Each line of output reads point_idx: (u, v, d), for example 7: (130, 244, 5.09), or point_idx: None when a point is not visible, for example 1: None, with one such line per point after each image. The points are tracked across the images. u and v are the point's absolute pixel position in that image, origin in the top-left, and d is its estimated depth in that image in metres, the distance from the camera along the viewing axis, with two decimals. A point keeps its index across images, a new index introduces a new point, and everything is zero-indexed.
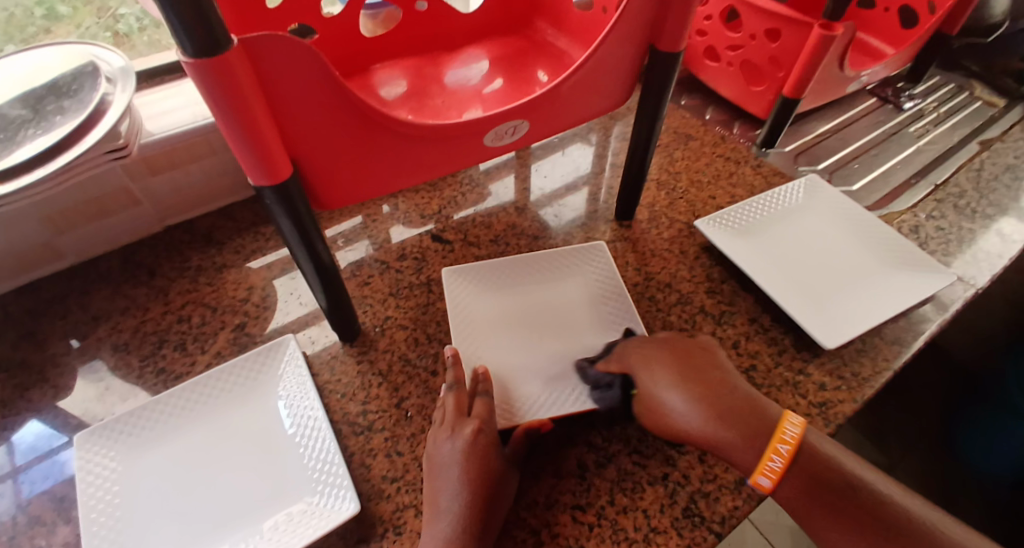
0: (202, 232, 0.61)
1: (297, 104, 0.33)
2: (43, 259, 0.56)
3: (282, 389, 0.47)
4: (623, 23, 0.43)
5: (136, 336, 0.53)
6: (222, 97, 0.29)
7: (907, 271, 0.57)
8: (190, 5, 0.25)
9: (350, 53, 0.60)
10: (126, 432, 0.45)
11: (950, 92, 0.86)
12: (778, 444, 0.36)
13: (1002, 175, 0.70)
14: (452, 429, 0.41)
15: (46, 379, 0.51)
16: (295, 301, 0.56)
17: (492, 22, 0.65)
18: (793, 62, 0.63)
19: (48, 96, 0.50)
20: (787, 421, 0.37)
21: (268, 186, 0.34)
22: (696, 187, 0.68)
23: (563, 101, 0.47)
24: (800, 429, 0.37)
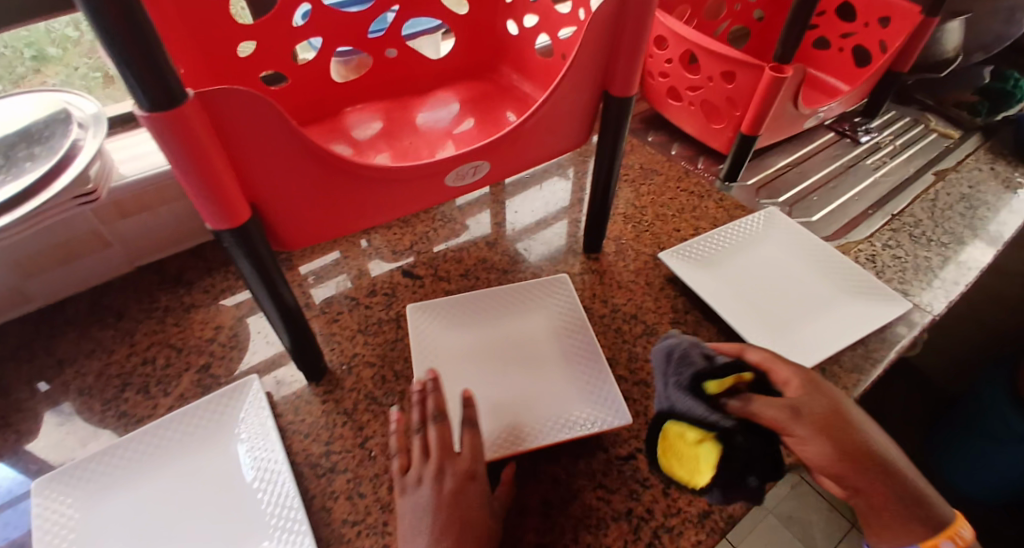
0: (172, 272, 0.61)
1: (254, 150, 0.34)
2: (10, 303, 0.56)
3: (243, 432, 0.47)
4: (576, 70, 0.46)
5: (101, 379, 0.53)
6: (178, 146, 0.30)
7: (864, 299, 0.59)
8: (147, 65, 0.26)
9: (321, 97, 0.61)
10: (85, 478, 0.45)
11: (905, 126, 0.88)
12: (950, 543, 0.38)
13: (956, 204, 0.73)
14: (417, 482, 0.40)
15: (7, 425, 0.50)
16: (263, 340, 0.56)
17: (461, 66, 0.68)
18: (748, 102, 0.66)
19: (19, 142, 0.51)
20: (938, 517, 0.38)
21: (227, 230, 0.35)
22: (661, 220, 0.70)
23: (522, 142, 0.49)
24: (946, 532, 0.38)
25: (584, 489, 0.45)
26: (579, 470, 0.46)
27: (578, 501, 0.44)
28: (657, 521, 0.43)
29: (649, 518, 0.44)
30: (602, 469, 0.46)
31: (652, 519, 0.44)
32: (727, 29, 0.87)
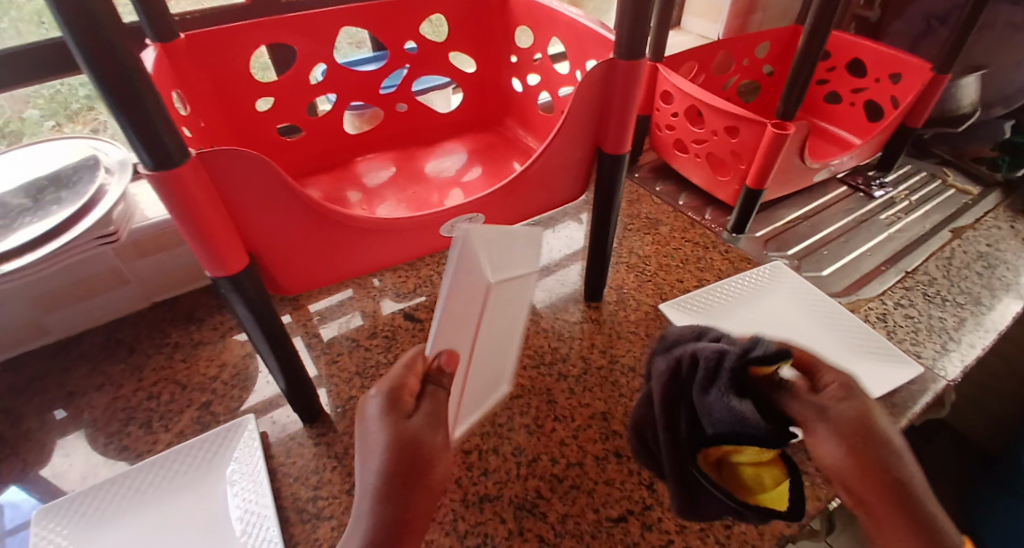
0: (185, 309, 0.64)
1: (253, 202, 0.36)
2: (31, 335, 0.59)
3: (233, 474, 0.47)
4: (569, 129, 0.47)
5: (107, 412, 0.54)
6: (178, 199, 0.31)
7: (873, 358, 0.57)
8: (149, 132, 0.29)
9: (335, 147, 0.65)
10: (81, 512, 0.46)
11: (921, 182, 0.86)
12: None
13: (974, 263, 0.71)
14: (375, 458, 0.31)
15: (14, 455, 0.52)
16: (264, 379, 0.57)
17: (470, 119, 0.71)
18: (752, 156, 0.67)
19: (49, 186, 0.55)
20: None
21: (223, 277, 0.36)
22: (665, 270, 0.70)
23: (517, 194, 0.50)
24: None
25: None
26: (567, 530, 0.45)
27: None
28: None
29: None
30: (591, 530, 0.45)
31: None
32: (736, 83, 0.88)
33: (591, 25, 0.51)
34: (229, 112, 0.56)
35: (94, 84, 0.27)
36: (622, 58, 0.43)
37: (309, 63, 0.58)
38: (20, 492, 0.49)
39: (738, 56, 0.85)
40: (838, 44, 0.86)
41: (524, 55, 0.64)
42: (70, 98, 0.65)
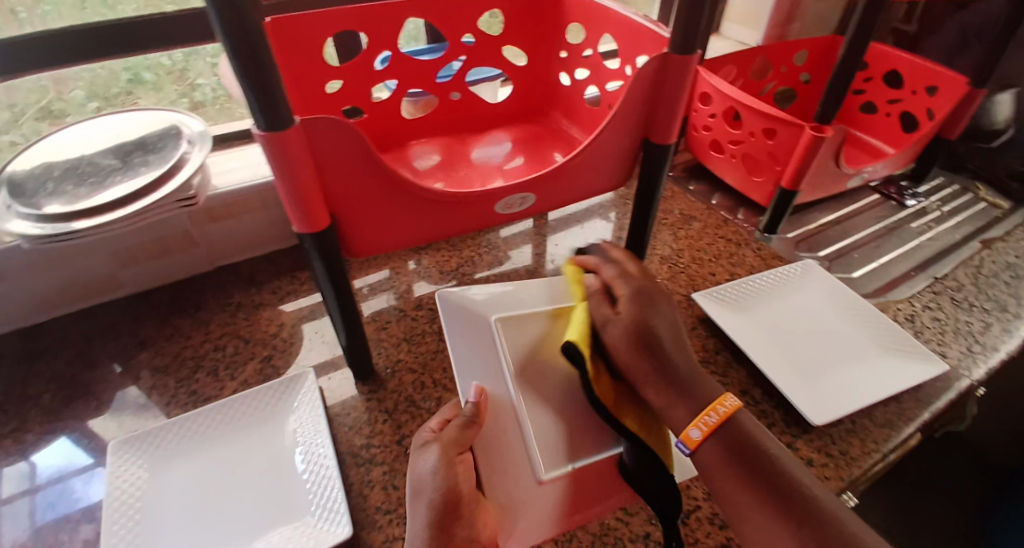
0: (246, 274, 0.69)
1: (339, 168, 0.41)
2: (106, 286, 0.64)
3: (297, 424, 0.52)
4: (619, 119, 0.51)
5: (175, 361, 0.59)
6: (283, 159, 0.36)
7: (900, 354, 0.59)
8: (270, 103, 0.33)
9: (392, 132, 0.69)
10: (154, 444, 0.50)
11: (952, 193, 0.88)
12: (717, 407, 0.41)
13: (1002, 272, 0.73)
14: (438, 450, 0.42)
15: (90, 393, 0.57)
16: (319, 340, 0.62)
17: (516, 111, 0.75)
18: (788, 159, 0.69)
19: (136, 150, 0.60)
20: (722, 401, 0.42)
21: (309, 234, 0.41)
22: (697, 263, 0.73)
23: (567, 179, 0.54)
24: (731, 409, 0.41)
25: None
26: None
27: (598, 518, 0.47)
28: None
29: None
30: None
31: None
32: (773, 89, 0.91)
33: (643, 22, 0.54)
34: (303, 93, 0.60)
35: (229, 53, 0.31)
36: (675, 53, 0.46)
37: (376, 49, 0.62)
38: (67, 443, 0.53)
39: (776, 63, 0.88)
40: (875, 55, 0.88)
41: (574, 51, 0.69)
42: (109, 82, 0.68)
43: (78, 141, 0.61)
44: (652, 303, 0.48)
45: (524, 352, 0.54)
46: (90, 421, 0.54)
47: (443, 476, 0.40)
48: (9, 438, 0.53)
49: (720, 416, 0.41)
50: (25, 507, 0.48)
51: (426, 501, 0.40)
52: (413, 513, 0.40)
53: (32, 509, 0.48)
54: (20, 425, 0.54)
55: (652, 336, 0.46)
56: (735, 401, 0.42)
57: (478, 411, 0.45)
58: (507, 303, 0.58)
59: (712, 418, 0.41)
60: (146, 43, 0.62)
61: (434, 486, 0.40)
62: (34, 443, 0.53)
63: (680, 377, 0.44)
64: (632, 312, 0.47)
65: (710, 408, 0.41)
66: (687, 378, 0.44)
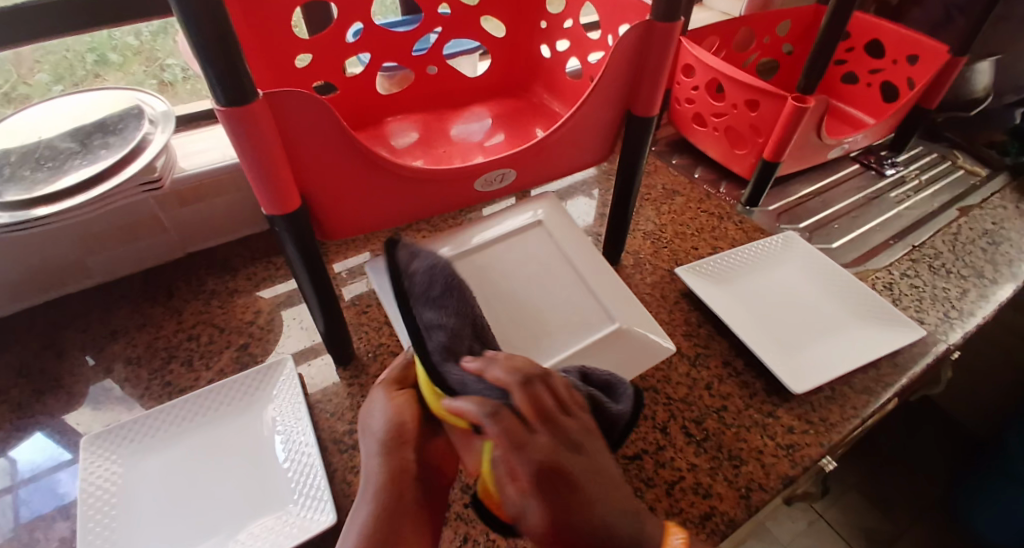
0: (219, 260, 0.67)
1: (308, 145, 0.39)
2: (73, 276, 0.62)
3: (277, 413, 0.51)
4: (601, 91, 0.50)
5: (149, 351, 0.57)
6: (247, 136, 0.34)
7: (878, 324, 0.60)
8: (231, 77, 0.31)
9: (367, 109, 0.67)
10: (128, 437, 0.49)
11: (931, 162, 0.88)
12: (672, 541, 0.35)
13: (978, 240, 0.74)
14: (384, 394, 0.43)
15: (61, 386, 0.55)
16: (298, 326, 0.60)
17: (496, 85, 0.73)
18: (770, 130, 0.69)
19: (96, 132, 0.57)
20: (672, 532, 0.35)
21: (280, 216, 0.39)
22: (680, 238, 0.73)
23: (548, 154, 0.52)
24: (683, 536, 0.36)
25: None
26: None
27: None
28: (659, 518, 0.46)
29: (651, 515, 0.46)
30: None
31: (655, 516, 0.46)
32: (756, 61, 0.90)
33: None
34: (271, 68, 0.58)
35: (183, 23, 0.29)
36: (658, 22, 0.45)
37: (347, 21, 0.60)
38: (41, 438, 0.51)
39: (759, 33, 0.87)
40: (858, 24, 0.87)
41: (554, 22, 0.67)
42: (76, 63, 0.65)
43: (34, 124, 0.58)
44: (529, 439, 0.30)
45: (479, 281, 0.55)
46: (63, 416, 0.53)
47: (390, 417, 0.41)
48: None
49: (683, 543, 0.35)
50: (0, 505, 0.47)
51: (375, 437, 0.40)
52: (367, 459, 0.41)
53: (12, 504, 0.47)
54: None
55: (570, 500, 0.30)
56: (682, 539, 0.35)
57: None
58: (445, 240, 0.58)
59: (678, 546, 0.35)
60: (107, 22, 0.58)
61: (381, 427, 0.40)
62: (3, 440, 0.51)
63: (597, 533, 0.30)
64: (533, 471, 0.29)
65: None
66: (598, 526, 0.30)
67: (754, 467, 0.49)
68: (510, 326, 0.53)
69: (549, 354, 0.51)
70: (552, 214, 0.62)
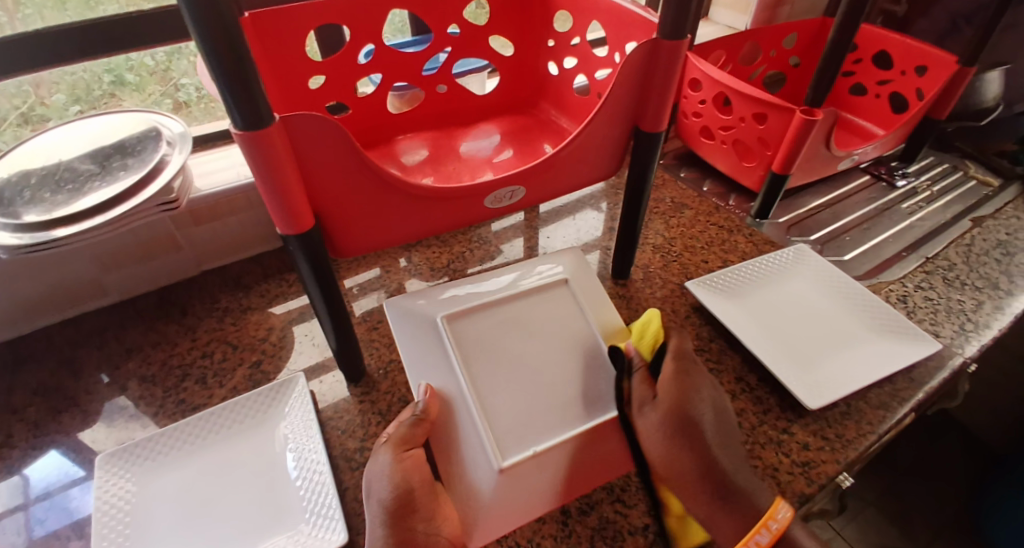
0: (233, 277, 0.68)
1: (321, 166, 0.40)
2: (89, 295, 0.63)
3: (289, 431, 0.51)
4: (609, 108, 0.50)
5: (163, 369, 0.58)
6: (263, 158, 0.35)
7: (891, 336, 0.59)
8: (247, 101, 0.32)
9: (378, 128, 0.68)
10: (142, 456, 0.49)
11: (942, 172, 0.88)
12: (768, 523, 0.40)
13: (993, 251, 0.73)
14: (390, 446, 0.43)
15: (77, 404, 0.56)
16: (310, 342, 0.61)
17: (504, 102, 0.74)
18: (779, 142, 0.69)
19: (115, 154, 0.58)
20: (776, 510, 0.41)
21: (294, 235, 0.40)
22: (690, 252, 0.72)
23: (557, 170, 0.53)
24: (783, 522, 0.40)
25: (603, 502, 0.47)
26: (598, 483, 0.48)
27: (596, 513, 0.47)
28: (673, 538, 0.45)
29: (665, 535, 0.45)
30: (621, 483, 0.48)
31: (668, 536, 0.45)
32: (762, 74, 0.90)
33: (631, 8, 0.53)
34: (284, 88, 0.59)
35: (202, 52, 0.29)
36: (664, 40, 0.46)
37: (359, 43, 0.61)
38: (57, 456, 0.52)
39: (765, 47, 0.87)
40: (865, 36, 0.87)
41: (561, 40, 0.68)
42: (93, 84, 0.66)
43: (55, 146, 0.59)
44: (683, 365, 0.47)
45: (479, 344, 0.51)
46: (79, 434, 0.53)
47: (391, 478, 0.41)
48: None
49: (773, 533, 0.40)
50: (16, 524, 0.47)
51: (378, 504, 0.40)
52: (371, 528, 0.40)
53: (26, 522, 0.47)
54: (7, 439, 0.53)
55: (689, 392, 0.45)
56: (787, 515, 0.41)
57: (426, 409, 0.45)
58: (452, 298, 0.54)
59: (766, 536, 0.40)
60: (126, 46, 0.60)
61: (383, 487, 0.40)
62: (21, 458, 0.51)
63: (716, 464, 0.42)
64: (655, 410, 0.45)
65: (761, 522, 0.40)
66: (730, 475, 0.42)
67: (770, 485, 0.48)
68: (501, 397, 0.48)
69: (535, 438, 0.46)
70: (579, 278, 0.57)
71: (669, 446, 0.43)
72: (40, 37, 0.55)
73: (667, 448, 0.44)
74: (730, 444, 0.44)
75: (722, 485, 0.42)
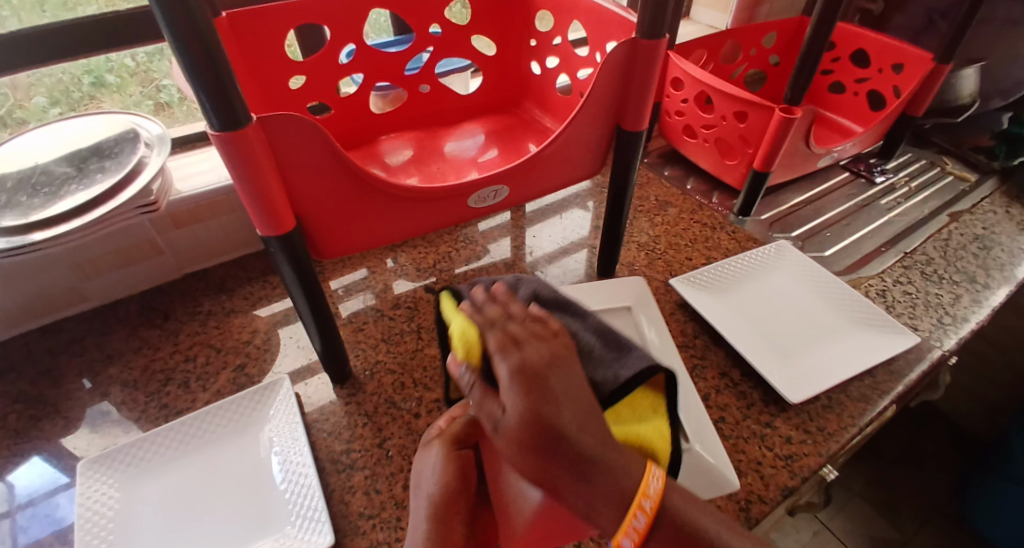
0: (216, 280, 0.67)
1: (301, 167, 0.39)
2: (68, 300, 0.62)
3: (274, 434, 0.51)
4: (590, 107, 0.50)
5: (145, 374, 0.57)
6: (241, 160, 0.34)
7: (872, 330, 0.60)
8: (223, 103, 0.32)
9: (361, 129, 0.68)
10: (125, 461, 0.48)
11: (920, 168, 0.89)
12: (642, 501, 0.32)
13: (969, 245, 0.74)
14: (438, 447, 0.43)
15: (57, 411, 0.55)
16: (295, 345, 0.60)
17: (488, 101, 0.74)
18: (759, 140, 0.70)
19: (92, 157, 0.57)
20: (649, 474, 0.33)
21: (275, 237, 0.39)
22: (674, 249, 0.73)
23: (540, 169, 0.53)
24: (662, 483, 0.33)
25: None
26: None
27: None
28: None
29: None
30: None
31: None
32: (743, 73, 0.91)
33: (611, 8, 0.53)
34: (264, 89, 0.58)
35: (176, 53, 0.29)
36: (643, 39, 0.46)
37: (339, 43, 0.61)
38: (38, 463, 0.51)
39: (746, 46, 0.88)
40: (842, 34, 0.88)
41: (543, 39, 0.68)
42: (72, 86, 0.65)
43: (31, 149, 0.58)
44: (517, 347, 0.35)
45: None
46: (60, 441, 0.52)
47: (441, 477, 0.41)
48: None
49: (648, 514, 0.32)
50: (1, 530, 0.47)
51: (425, 498, 0.41)
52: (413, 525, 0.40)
53: (10, 530, 0.47)
54: None
55: (541, 399, 0.33)
56: (659, 486, 0.33)
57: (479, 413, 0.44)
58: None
59: (641, 521, 0.32)
60: (106, 47, 0.59)
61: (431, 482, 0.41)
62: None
63: (587, 453, 0.32)
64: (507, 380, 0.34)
65: (634, 505, 0.32)
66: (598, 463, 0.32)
67: (753, 479, 0.49)
68: None
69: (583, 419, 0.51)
70: (642, 307, 0.62)
71: (527, 459, 0.33)
72: (15, 38, 0.54)
73: (527, 463, 0.33)
74: (595, 413, 0.34)
75: (593, 482, 0.32)
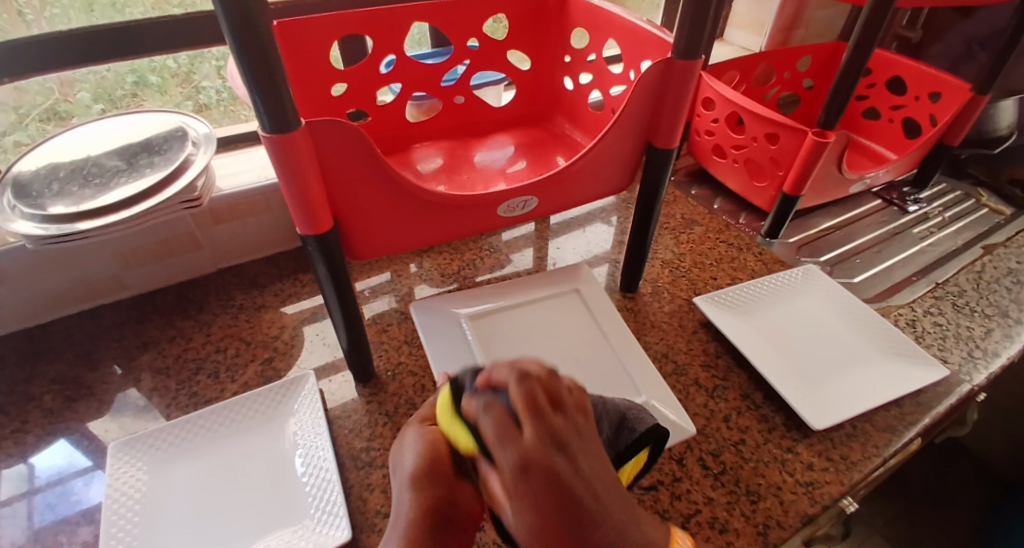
0: (248, 276, 0.70)
1: (343, 170, 0.41)
2: (109, 289, 0.65)
3: (297, 428, 0.52)
4: (623, 124, 0.51)
5: (177, 362, 0.60)
6: (288, 161, 0.36)
7: (900, 360, 0.59)
8: (275, 105, 0.33)
9: (395, 135, 0.70)
10: (155, 446, 0.50)
11: (955, 199, 0.88)
12: None
13: (1003, 278, 0.73)
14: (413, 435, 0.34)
15: (92, 394, 0.57)
16: (320, 342, 0.62)
17: (519, 114, 0.76)
18: (791, 164, 0.69)
19: (142, 152, 0.60)
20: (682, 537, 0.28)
21: (313, 236, 0.41)
22: (699, 268, 0.73)
23: (570, 183, 0.54)
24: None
25: None
26: None
27: None
28: None
29: None
30: None
31: None
32: (776, 95, 0.91)
33: (648, 28, 0.54)
34: (308, 95, 0.61)
35: (237, 58, 0.31)
36: (679, 59, 0.47)
37: (380, 53, 0.63)
38: (65, 446, 0.53)
39: (779, 68, 0.88)
40: (879, 61, 0.88)
41: (578, 56, 0.69)
42: (116, 85, 0.68)
43: (84, 142, 0.61)
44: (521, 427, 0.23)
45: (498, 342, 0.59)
46: (91, 423, 0.54)
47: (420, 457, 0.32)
48: (10, 439, 0.53)
49: None
50: (23, 510, 0.48)
51: (405, 477, 0.32)
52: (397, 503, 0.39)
53: (29, 512, 0.48)
54: (21, 425, 0.54)
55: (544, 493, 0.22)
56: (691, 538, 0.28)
57: None
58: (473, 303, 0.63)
59: None
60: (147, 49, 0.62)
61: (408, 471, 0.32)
62: (34, 444, 0.53)
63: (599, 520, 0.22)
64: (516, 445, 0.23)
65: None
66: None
67: (773, 503, 0.48)
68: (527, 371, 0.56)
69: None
70: (588, 289, 0.66)
71: None
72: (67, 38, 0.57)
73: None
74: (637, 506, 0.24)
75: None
